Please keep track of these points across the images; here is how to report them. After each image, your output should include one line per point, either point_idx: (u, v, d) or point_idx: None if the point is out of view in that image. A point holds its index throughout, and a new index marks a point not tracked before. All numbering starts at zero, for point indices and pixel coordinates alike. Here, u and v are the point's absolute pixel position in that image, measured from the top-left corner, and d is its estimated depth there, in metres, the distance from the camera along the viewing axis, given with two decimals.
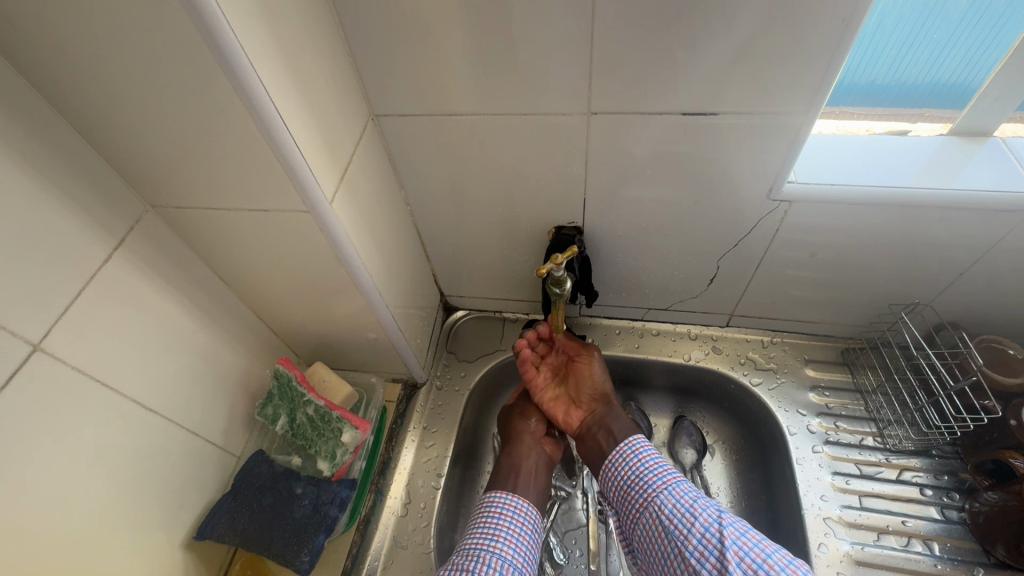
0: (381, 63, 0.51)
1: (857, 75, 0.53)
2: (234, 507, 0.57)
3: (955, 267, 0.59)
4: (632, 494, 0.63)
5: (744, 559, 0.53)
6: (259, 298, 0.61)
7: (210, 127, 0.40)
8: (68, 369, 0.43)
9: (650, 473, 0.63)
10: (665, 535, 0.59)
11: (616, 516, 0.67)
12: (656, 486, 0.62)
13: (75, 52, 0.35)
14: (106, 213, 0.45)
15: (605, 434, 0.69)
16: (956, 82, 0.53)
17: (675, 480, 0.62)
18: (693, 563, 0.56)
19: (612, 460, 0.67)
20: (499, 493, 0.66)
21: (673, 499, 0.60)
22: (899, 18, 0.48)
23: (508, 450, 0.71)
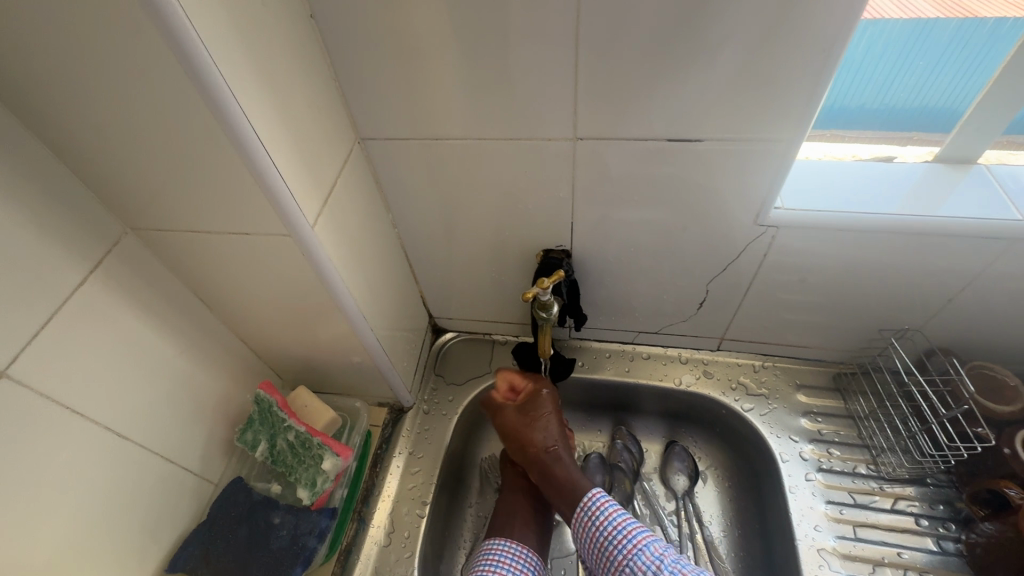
0: (368, 89, 0.51)
1: (847, 97, 0.55)
2: (209, 538, 0.55)
3: (944, 293, 0.59)
4: (603, 560, 0.58)
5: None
6: (241, 322, 0.60)
7: (191, 151, 0.39)
8: (37, 397, 0.41)
9: (614, 541, 0.57)
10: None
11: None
12: (626, 552, 0.56)
13: (51, 78, 0.35)
14: (84, 236, 0.44)
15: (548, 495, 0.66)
16: (945, 108, 0.54)
17: (646, 542, 0.56)
18: None
19: (576, 521, 0.60)
20: (496, 541, 0.65)
21: (644, 566, 0.55)
22: (886, 43, 0.50)
23: (502, 495, 0.71)
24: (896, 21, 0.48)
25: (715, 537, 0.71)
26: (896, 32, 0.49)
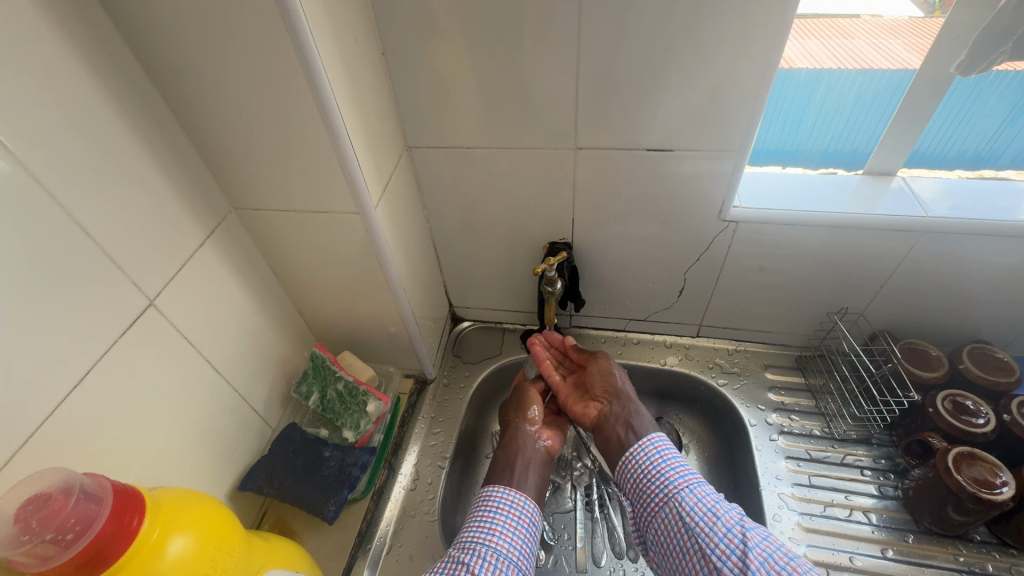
0: (416, 108, 0.67)
1: (841, 143, 0.71)
2: (272, 465, 0.66)
3: (875, 280, 0.73)
4: (652, 489, 0.67)
5: (767, 559, 0.56)
6: (303, 292, 0.74)
7: (296, 146, 0.54)
8: (168, 326, 0.55)
9: (672, 470, 0.67)
10: (685, 531, 0.63)
11: (631, 506, 0.70)
12: (678, 484, 0.66)
13: (212, 92, 0.51)
14: (204, 209, 0.58)
15: (622, 423, 0.74)
16: (935, 152, 0.71)
17: (697, 481, 0.66)
18: (714, 560, 0.59)
19: (633, 451, 0.70)
20: (495, 489, 0.72)
21: (694, 497, 0.64)
22: (874, 94, 0.65)
23: (505, 444, 0.78)
24: (883, 70, 0.63)
25: None
26: (884, 85, 0.64)
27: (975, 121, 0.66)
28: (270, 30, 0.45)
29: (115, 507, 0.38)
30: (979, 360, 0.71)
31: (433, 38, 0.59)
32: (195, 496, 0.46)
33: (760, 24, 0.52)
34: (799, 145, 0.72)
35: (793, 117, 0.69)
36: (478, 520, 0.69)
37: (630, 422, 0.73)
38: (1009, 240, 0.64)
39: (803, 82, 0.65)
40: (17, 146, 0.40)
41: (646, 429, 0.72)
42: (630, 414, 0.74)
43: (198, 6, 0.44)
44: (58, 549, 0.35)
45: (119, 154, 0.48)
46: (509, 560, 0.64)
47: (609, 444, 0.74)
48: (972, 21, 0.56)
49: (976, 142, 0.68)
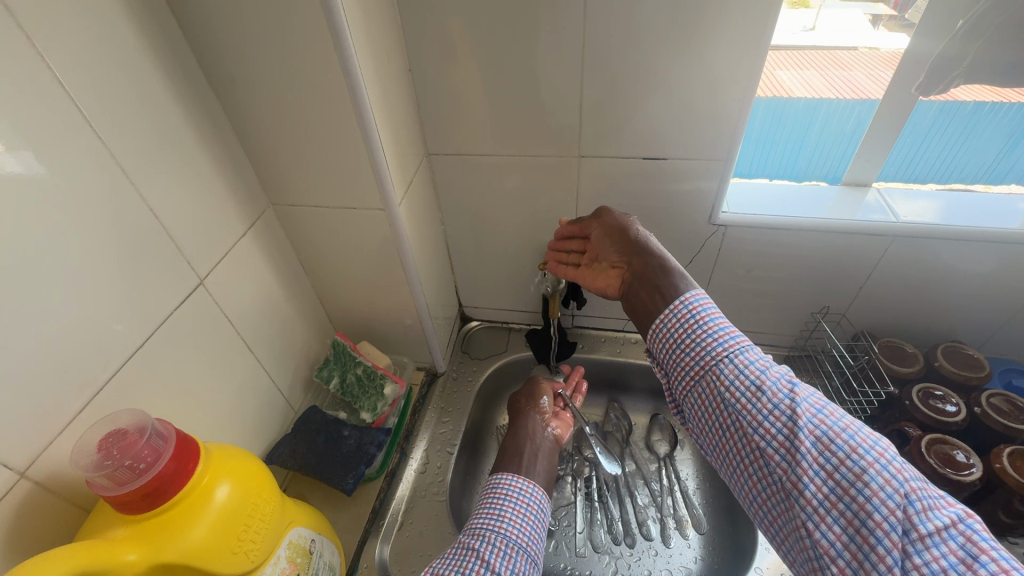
0: (436, 120, 0.74)
1: (839, 169, 0.79)
2: (295, 441, 0.72)
3: (855, 282, 0.79)
4: (687, 361, 0.59)
5: (820, 439, 0.50)
6: (328, 285, 0.80)
7: (333, 148, 0.61)
8: (212, 305, 0.61)
9: (711, 340, 0.58)
10: (723, 409, 0.56)
11: (666, 377, 0.63)
12: (718, 354, 0.57)
13: (262, 99, 0.58)
14: (247, 203, 0.65)
15: (649, 289, 0.64)
16: (934, 177, 0.78)
17: (741, 349, 0.57)
18: (757, 439, 0.53)
19: (665, 317, 0.61)
20: (506, 476, 0.74)
21: (735, 370, 0.56)
22: (856, 121, 0.73)
23: (516, 432, 0.82)
24: (875, 98, 0.70)
25: (691, 490, 0.88)
26: (862, 111, 0.72)
27: (976, 149, 0.74)
28: (319, 48, 0.52)
29: (178, 446, 0.44)
30: (952, 357, 0.77)
31: (454, 58, 0.67)
32: (241, 453, 0.51)
33: (741, 48, 0.60)
34: (800, 171, 0.80)
35: (793, 144, 0.78)
36: (487, 510, 0.69)
37: (656, 283, 0.63)
38: (974, 243, 0.70)
39: (802, 109, 0.73)
40: (105, 139, 0.47)
41: (676, 288, 0.62)
42: (655, 274, 0.64)
43: (258, 28, 0.52)
44: (131, 475, 0.41)
45: (181, 150, 0.55)
46: (519, 546, 0.64)
47: (637, 310, 0.66)
48: (930, 49, 0.64)
49: (976, 169, 0.76)
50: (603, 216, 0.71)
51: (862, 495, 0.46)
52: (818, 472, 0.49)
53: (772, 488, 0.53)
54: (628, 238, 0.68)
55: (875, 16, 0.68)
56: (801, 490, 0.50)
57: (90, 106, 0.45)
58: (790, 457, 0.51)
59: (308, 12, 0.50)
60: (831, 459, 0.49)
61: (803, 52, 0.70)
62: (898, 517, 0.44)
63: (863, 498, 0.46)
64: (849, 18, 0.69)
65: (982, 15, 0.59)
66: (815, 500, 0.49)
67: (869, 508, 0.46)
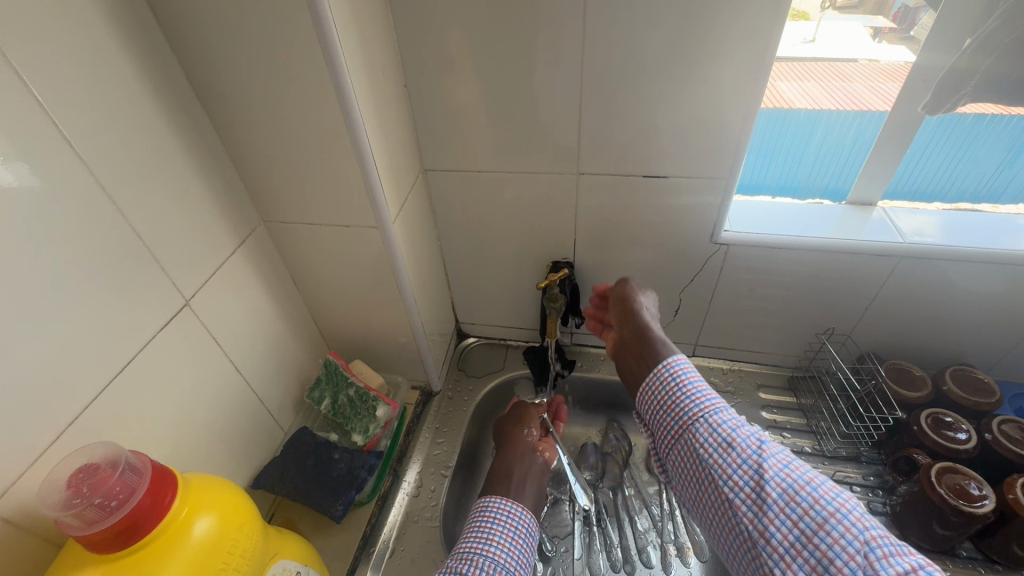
0: (432, 135, 0.73)
1: (840, 182, 0.77)
2: (284, 464, 0.70)
3: (860, 303, 0.78)
4: (667, 422, 0.58)
5: (786, 490, 0.48)
6: (320, 302, 0.79)
7: (326, 165, 0.60)
8: (199, 325, 0.59)
9: (688, 399, 0.57)
10: (697, 463, 0.54)
11: (649, 435, 0.61)
12: (693, 412, 0.56)
13: (253, 115, 0.57)
14: (237, 221, 0.64)
15: (633, 355, 0.64)
16: (934, 190, 0.76)
17: (716, 408, 0.56)
18: (725, 491, 0.51)
19: (648, 381, 0.60)
20: (494, 498, 0.72)
21: (709, 426, 0.54)
22: (867, 133, 0.70)
23: (505, 454, 0.80)
24: (880, 111, 0.68)
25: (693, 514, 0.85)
26: (873, 125, 0.69)
27: (975, 163, 0.71)
28: (310, 63, 0.51)
29: (153, 480, 0.42)
30: (961, 381, 0.74)
31: (449, 73, 0.66)
32: (222, 482, 0.49)
33: (743, 65, 0.59)
34: (801, 181, 0.78)
35: (794, 156, 0.75)
36: (474, 533, 0.67)
37: (641, 350, 0.63)
38: (983, 265, 0.68)
39: (803, 120, 0.70)
40: (87, 157, 0.45)
41: (658, 354, 0.61)
42: (641, 342, 0.63)
43: (248, 43, 0.51)
44: (101, 513, 0.39)
45: (168, 166, 0.53)
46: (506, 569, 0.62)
47: (626, 374, 0.66)
48: (936, 65, 0.62)
49: (978, 182, 0.73)
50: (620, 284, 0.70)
51: (824, 543, 0.44)
52: (784, 521, 0.47)
53: (738, 540, 0.50)
54: (629, 304, 0.67)
55: (874, 30, 0.65)
56: (767, 538, 0.47)
57: (72, 122, 0.44)
58: (757, 507, 0.49)
59: (300, 27, 0.49)
60: (796, 509, 0.47)
61: (803, 63, 0.68)
62: (859, 563, 0.42)
63: (825, 546, 0.44)
64: (849, 31, 0.66)
65: (991, 33, 0.58)
66: (781, 548, 0.47)
67: (830, 555, 0.44)
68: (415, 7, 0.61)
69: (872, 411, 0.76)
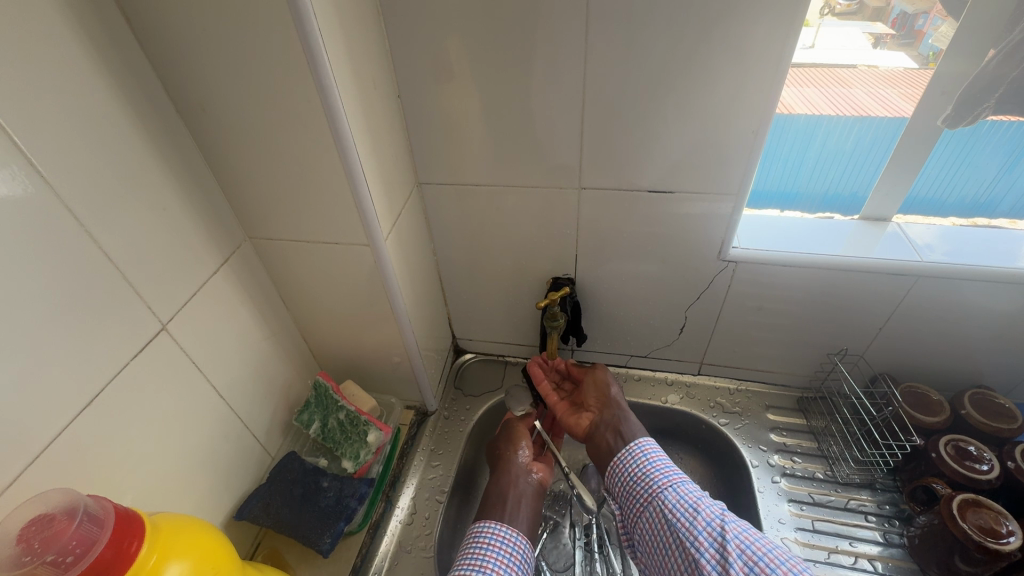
0: (428, 147, 0.70)
1: (841, 187, 0.73)
2: (269, 493, 0.66)
3: (875, 324, 0.74)
4: (637, 489, 0.70)
5: (745, 551, 0.59)
6: (310, 320, 0.75)
7: (314, 180, 0.56)
8: (178, 350, 0.56)
9: (656, 471, 0.69)
10: (667, 527, 0.65)
11: (620, 502, 0.73)
12: (662, 483, 0.68)
13: (236, 128, 0.54)
14: (221, 238, 0.61)
15: (611, 431, 0.76)
16: (934, 198, 0.72)
17: (680, 480, 0.68)
18: (693, 552, 0.61)
19: (621, 455, 0.73)
20: (489, 523, 0.69)
21: (677, 495, 0.66)
22: (873, 137, 0.66)
23: (497, 477, 0.76)
24: (881, 118, 0.64)
25: None
26: (883, 131, 0.65)
27: (974, 168, 0.67)
28: (296, 74, 0.48)
29: (116, 531, 0.38)
30: (980, 406, 0.72)
31: (445, 83, 0.63)
32: (194, 523, 0.46)
33: (753, 76, 0.56)
34: (804, 189, 0.73)
35: (794, 161, 0.70)
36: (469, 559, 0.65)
37: (618, 429, 0.76)
38: (1003, 285, 0.65)
39: (806, 129, 0.66)
40: (53, 176, 0.42)
41: (633, 435, 0.75)
42: (618, 422, 0.77)
43: (230, 53, 0.48)
44: (56, 571, 0.35)
45: (144, 183, 0.50)
46: None
47: (594, 450, 0.77)
48: (957, 73, 0.59)
49: (976, 189, 0.69)
50: (596, 370, 0.84)
51: None
52: None
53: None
54: (609, 390, 0.81)
55: (874, 37, 0.62)
56: None
57: (36, 139, 0.40)
58: (721, 566, 0.58)
59: (281, 33, 0.45)
60: (753, 567, 0.57)
61: (803, 69, 0.65)
62: None
63: None
64: (848, 36, 0.62)
65: (1019, 44, 0.55)
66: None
67: None
68: (409, 14, 0.57)
69: (887, 437, 0.73)
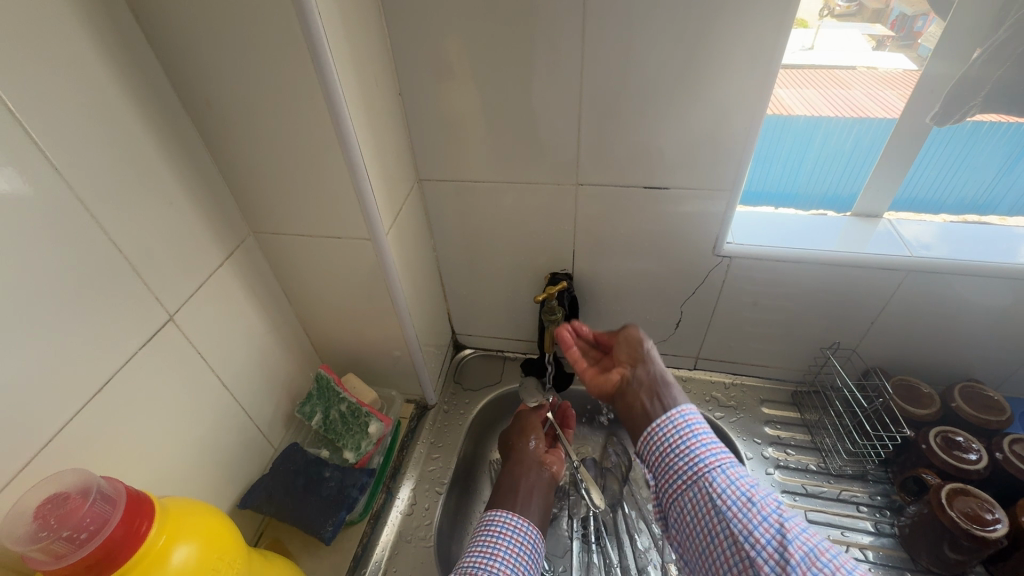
0: (429, 145, 0.71)
1: (840, 188, 0.74)
2: (272, 483, 0.68)
3: (866, 318, 0.76)
4: (678, 466, 0.59)
5: (808, 554, 0.49)
6: (312, 315, 0.77)
7: (316, 176, 0.58)
8: (184, 341, 0.57)
9: (702, 448, 0.59)
10: (715, 514, 0.55)
11: (654, 481, 0.62)
12: (709, 463, 0.57)
13: (241, 125, 0.55)
14: (225, 233, 0.62)
15: (647, 393, 0.64)
16: (933, 199, 0.73)
17: (731, 463, 0.58)
18: (747, 548, 0.52)
19: (659, 421, 0.62)
20: (499, 512, 0.70)
21: (728, 480, 0.56)
22: (871, 140, 0.68)
23: (510, 469, 0.77)
24: (879, 118, 0.66)
25: None
26: (878, 133, 0.67)
27: (974, 170, 0.69)
28: (301, 72, 0.49)
29: (127, 510, 0.40)
30: (970, 398, 0.73)
31: (444, 82, 0.64)
32: (201, 506, 0.47)
33: (746, 74, 0.57)
34: (799, 188, 0.75)
35: (792, 161, 0.72)
36: (480, 547, 0.65)
37: (657, 391, 0.64)
38: (991, 278, 0.66)
39: (802, 127, 0.68)
40: (65, 170, 0.43)
41: (674, 399, 0.63)
42: (655, 383, 0.65)
43: (235, 51, 0.49)
44: (71, 547, 0.37)
45: (151, 178, 0.52)
46: None
47: (627, 412, 0.66)
48: (945, 74, 0.60)
49: (975, 191, 0.71)
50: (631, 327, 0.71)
51: None
52: None
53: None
54: (644, 345, 0.68)
55: (874, 39, 0.64)
56: None
57: (47, 132, 0.42)
58: (780, 568, 0.49)
59: (287, 32, 0.47)
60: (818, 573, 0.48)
61: (804, 71, 0.66)
62: None
63: None
64: (847, 37, 0.64)
65: (1002, 44, 0.57)
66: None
67: None
68: (410, 14, 0.59)
69: (879, 429, 0.75)
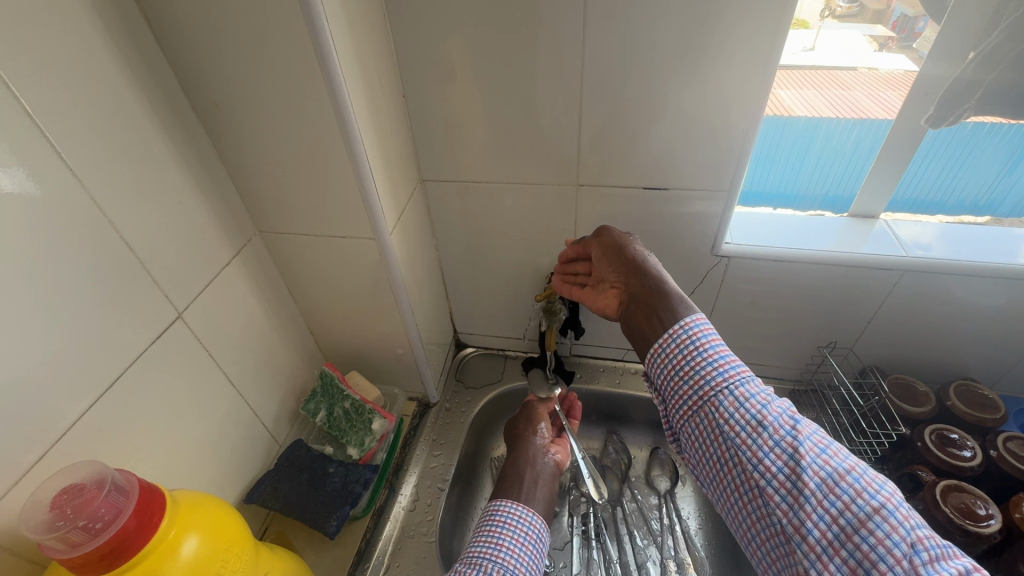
0: (432, 145, 0.72)
1: (840, 189, 0.75)
2: (277, 479, 0.69)
3: (863, 317, 0.77)
4: (684, 390, 0.56)
5: (825, 480, 0.47)
6: (317, 313, 0.78)
7: (321, 176, 0.59)
8: (192, 338, 0.58)
9: (709, 367, 0.55)
10: (722, 442, 0.53)
11: (662, 404, 0.59)
12: (716, 385, 0.54)
13: (249, 126, 0.56)
14: (233, 232, 0.63)
15: (646, 311, 0.60)
16: (933, 200, 0.74)
17: (742, 380, 0.54)
18: (757, 477, 0.50)
19: (664, 342, 0.57)
20: (505, 503, 0.69)
21: (735, 403, 0.53)
22: (871, 139, 0.69)
23: (514, 457, 0.77)
24: (879, 118, 0.67)
25: (692, 529, 0.84)
26: (877, 133, 0.68)
27: (974, 171, 0.70)
28: (308, 74, 0.51)
29: (140, 502, 0.41)
30: (965, 397, 0.74)
31: (448, 83, 0.65)
32: (210, 499, 0.48)
33: (744, 76, 0.58)
34: (799, 188, 0.76)
35: (792, 162, 0.73)
36: (484, 537, 0.65)
37: (653, 306, 0.59)
38: (985, 279, 0.67)
39: (802, 128, 0.69)
40: (80, 170, 0.45)
41: (674, 314, 0.58)
42: (652, 297, 0.60)
43: (243, 54, 0.50)
44: (86, 536, 0.38)
45: (161, 178, 0.53)
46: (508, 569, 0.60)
47: (634, 334, 0.62)
48: (943, 74, 0.61)
49: (975, 192, 0.72)
50: (602, 234, 0.67)
51: (867, 543, 0.43)
52: (824, 516, 0.46)
53: (771, 531, 0.50)
54: (630, 261, 0.63)
55: (875, 39, 0.65)
56: (804, 535, 0.47)
57: (62, 133, 0.43)
58: (791, 497, 0.48)
59: (295, 34, 0.48)
60: (835, 502, 0.46)
61: (803, 71, 0.67)
62: (904, 568, 0.41)
63: (868, 547, 0.43)
64: (848, 39, 0.65)
65: (996, 47, 0.58)
66: (818, 546, 0.46)
67: (874, 556, 0.43)
68: (414, 18, 0.60)
69: (875, 427, 0.76)
